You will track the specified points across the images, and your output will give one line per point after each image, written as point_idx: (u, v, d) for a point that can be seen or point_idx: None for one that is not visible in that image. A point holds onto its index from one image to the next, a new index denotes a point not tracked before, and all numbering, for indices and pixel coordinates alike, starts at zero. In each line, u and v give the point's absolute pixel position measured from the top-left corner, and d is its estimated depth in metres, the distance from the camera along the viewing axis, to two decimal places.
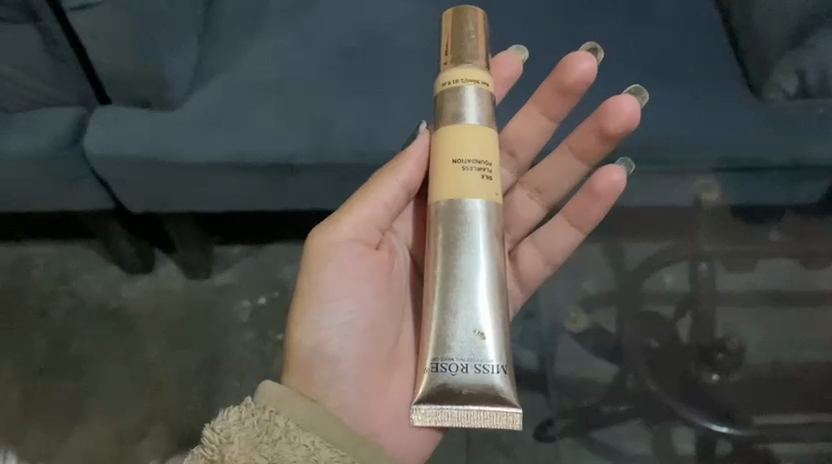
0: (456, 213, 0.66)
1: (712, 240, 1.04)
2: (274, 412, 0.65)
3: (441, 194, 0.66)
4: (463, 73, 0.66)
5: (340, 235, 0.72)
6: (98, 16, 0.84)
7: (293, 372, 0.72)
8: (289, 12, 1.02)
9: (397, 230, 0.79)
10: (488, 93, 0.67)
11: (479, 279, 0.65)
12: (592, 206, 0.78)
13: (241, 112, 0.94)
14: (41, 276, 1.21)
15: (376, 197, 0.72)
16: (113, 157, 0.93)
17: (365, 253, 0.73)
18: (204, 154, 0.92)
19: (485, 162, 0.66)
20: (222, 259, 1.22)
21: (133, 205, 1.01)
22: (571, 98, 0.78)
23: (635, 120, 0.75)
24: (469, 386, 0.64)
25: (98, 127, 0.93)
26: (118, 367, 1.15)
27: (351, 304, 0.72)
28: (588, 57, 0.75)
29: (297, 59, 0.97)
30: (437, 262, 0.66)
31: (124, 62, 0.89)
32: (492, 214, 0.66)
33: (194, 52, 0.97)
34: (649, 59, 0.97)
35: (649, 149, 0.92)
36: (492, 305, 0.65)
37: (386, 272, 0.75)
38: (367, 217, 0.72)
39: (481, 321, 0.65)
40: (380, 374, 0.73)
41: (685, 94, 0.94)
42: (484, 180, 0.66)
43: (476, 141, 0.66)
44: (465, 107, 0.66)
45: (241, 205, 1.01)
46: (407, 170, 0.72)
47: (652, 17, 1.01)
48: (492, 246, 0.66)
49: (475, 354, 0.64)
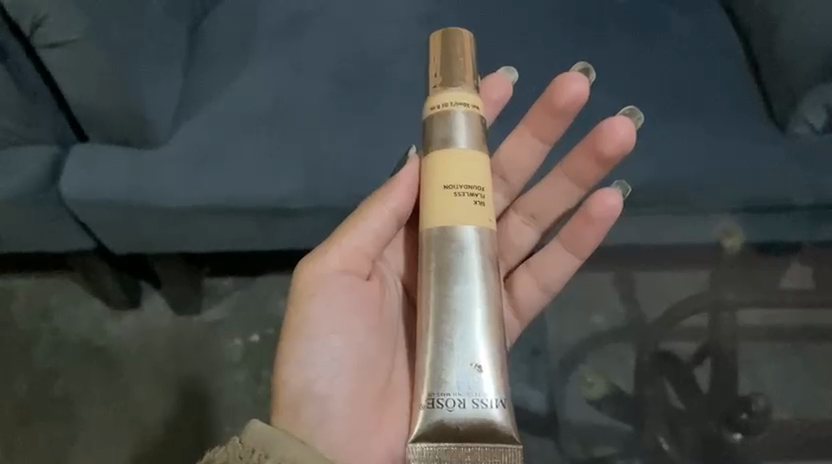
0: (446, 242, 0.59)
1: (737, 290, 1.01)
2: (262, 457, 0.60)
3: (430, 221, 0.60)
4: (452, 96, 0.60)
5: (324, 268, 0.66)
6: (71, 53, 0.77)
7: (281, 412, 0.66)
8: (277, 37, 0.96)
9: (387, 258, 0.73)
10: (479, 117, 0.61)
11: (476, 310, 0.59)
12: (588, 231, 0.73)
13: (224, 148, 0.88)
14: (23, 311, 1.16)
15: (363, 226, 0.66)
16: (93, 203, 0.87)
17: (353, 286, 0.67)
18: (188, 197, 0.87)
19: (477, 187, 0.60)
20: (212, 292, 1.17)
21: (115, 247, 0.95)
22: (562, 120, 0.73)
23: (630, 143, 0.70)
24: (466, 423, 0.58)
25: (76, 166, 0.87)
26: (103, 410, 1.09)
27: (341, 337, 0.66)
28: (580, 76, 0.70)
29: (286, 89, 0.91)
30: (430, 291, 0.60)
31: (103, 100, 0.83)
32: (486, 243, 0.60)
33: (177, 84, 0.91)
34: (663, 88, 0.90)
35: (659, 189, 0.87)
36: (491, 336, 0.59)
37: (377, 304, 0.69)
38: (356, 246, 0.66)
39: (477, 352, 0.59)
40: (373, 409, 0.66)
41: (702, 128, 0.88)
42: (476, 206, 0.60)
43: (465, 165, 0.60)
44: (456, 130, 0.60)
45: (231, 245, 0.95)
46: (398, 197, 0.65)
47: (667, 40, 0.94)
48: (489, 276, 0.60)
49: (470, 387, 0.58)
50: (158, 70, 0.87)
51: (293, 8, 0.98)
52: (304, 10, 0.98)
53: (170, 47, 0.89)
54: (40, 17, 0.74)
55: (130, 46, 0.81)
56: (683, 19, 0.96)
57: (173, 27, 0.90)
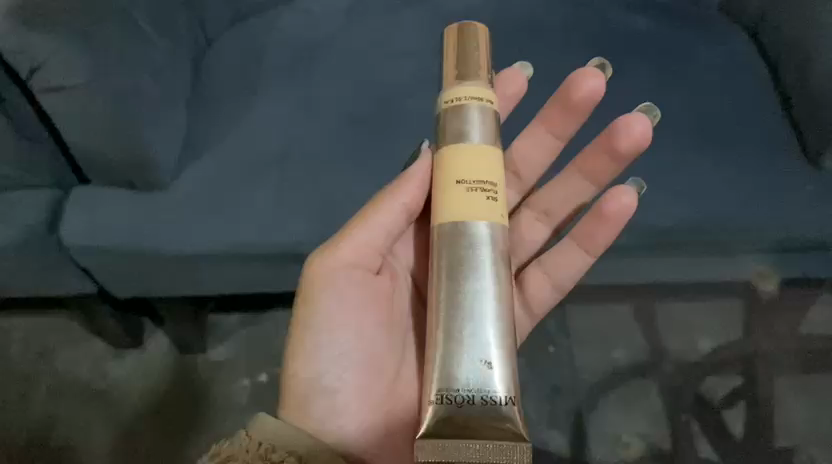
0: (459, 237, 0.56)
1: (764, 333, 1.09)
2: (270, 449, 0.58)
3: (442, 219, 0.57)
4: (466, 90, 0.59)
5: (335, 263, 0.63)
6: (70, 98, 0.73)
7: (291, 406, 0.64)
8: (286, 71, 0.92)
9: (398, 254, 0.71)
10: (493, 112, 0.59)
11: (488, 306, 0.55)
12: (600, 228, 0.70)
13: (234, 191, 0.84)
14: (22, 352, 1.12)
15: (375, 221, 0.63)
16: (99, 251, 0.84)
17: (364, 281, 0.64)
18: (197, 244, 0.83)
19: (489, 182, 0.57)
20: (218, 330, 1.13)
21: (119, 291, 0.91)
22: (577, 116, 0.73)
23: (646, 139, 0.69)
24: (475, 419, 0.53)
25: (76, 212, 0.83)
26: (106, 456, 1.05)
27: (349, 333, 0.63)
28: (596, 73, 0.71)
29: (296, 127, 0.87)
30: (442, 286, 0.56)
31: (106, 145, 0.79)
32: (501, 241, 0.57)
33: (183, 123, 0.87)
34: (687, 124, 0.88)
35: (689, 228, 0.84)
36: (503, 332, 0.55)
37: (388, 300, 0.66)
38: (366, 242, 0.64)
39: (488, 349, 0.54)
40: (379, 403, 0.64)
41: (732, 164, 0.86)
42: (490, 201, 0.57)
43: (480, 155, 0.58)
44: (470, 122, 0.58)
45: (242, 288, 0.92)
46: (408, 192, 0.62)
47: (686, 74, 0.93)
48: (502, 273, 0.56)
49: (479, 384, 0.53)
50: (162, 109, 0.82)
51: (301, 41, 0.96)
52: (312, 44, 0.96)
53: (177, 86, 0.86)
54: (38, 62, 0.71)
55: (136, 86, 0.77)
56: (704, 54, 0.95)
57: (177, 63, 0.87)
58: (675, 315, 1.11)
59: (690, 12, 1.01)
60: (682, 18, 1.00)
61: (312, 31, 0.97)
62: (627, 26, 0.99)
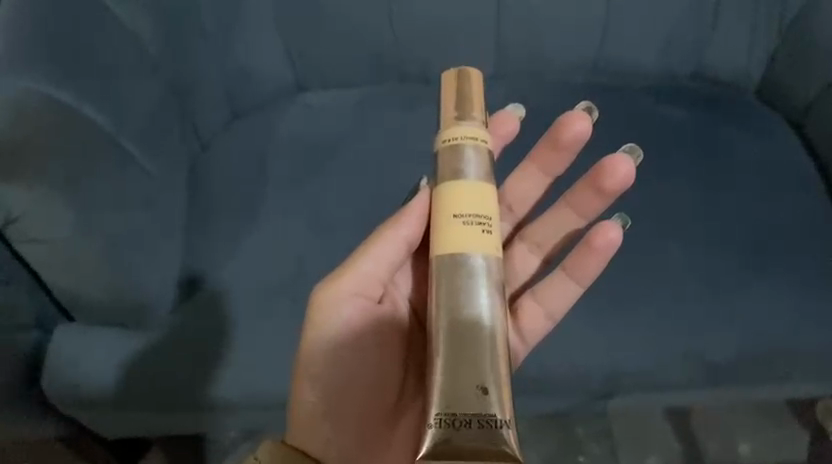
0: (456, 270, 0.49)
1: None
2: None
3: (438, 250, 0.50)
4: (461, 131, 0.51)
5: (338, 295, 0.55)
6: (53, 247, 0.66)
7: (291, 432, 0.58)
8: (297, 181, 0.85)
9: (400, 283, 0.59)
10: (488, 152, 0.51)
11: (484, 329, 0.48)
12: (589, 261, 0.61)
13: (244, 334, 0.75)
14: None
15: (376, 251, 0.55)
16: (94, 400, 0.75)
17: (367, 316, 0.56)
18: (206, 398, 0.75)
19: (485, 216, 0.49)
20: (217, 448, 1.03)
21: (108, 432, 0.82)
22: (563, 158, 0.63)
23: (632, 181, 0.61)
24: (472, 445, 0.46)
25: (58, 377, 0.74)
26: None
27: (351, 364, 0.57)
28: (584, 114, 0.61)
29: (310, 252, 0.79)
30: (440, 315, 0.49)
31: (91, 289, 0.71)
32: (496, 271, 0.49)
33: (179, 248, 0.78)
34: (736, 239, 0.82)
35: (745, 359, 0.78)
36: (502, 358, 0.48)
37: (392, 330, 0.58)
38: (368, 273, 0.55)
39: (489, 373, 0.48)
40: (377, 432, 0.58)
41: (787, 285, 0.80)
42: (485, 236, 0.49)
43: (473, 193, 0.50)
44: (462, 161, 0.50)
45: (255, 424, 0.84)
46: (410, 223, 0.54)
47: (728, 181, 0.87)
48: (497, 300, 0.49)
49: (477, 408, 0.47)
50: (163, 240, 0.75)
51: (312, 142, 0.89)
52: (323, 148, 0.88)
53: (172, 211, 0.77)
54: (14, 214, 0.64)
55: (134, 229, 0.70)
56: (744, 153, 0.90)
57: (173, 182, 0.78)
58: (714, 417, 1.04)
59: (726, 101, 0.95)
60: (718, 110, 0.94)
61: (323, 132, 0.90)
62: (661, 120, 0.92)
